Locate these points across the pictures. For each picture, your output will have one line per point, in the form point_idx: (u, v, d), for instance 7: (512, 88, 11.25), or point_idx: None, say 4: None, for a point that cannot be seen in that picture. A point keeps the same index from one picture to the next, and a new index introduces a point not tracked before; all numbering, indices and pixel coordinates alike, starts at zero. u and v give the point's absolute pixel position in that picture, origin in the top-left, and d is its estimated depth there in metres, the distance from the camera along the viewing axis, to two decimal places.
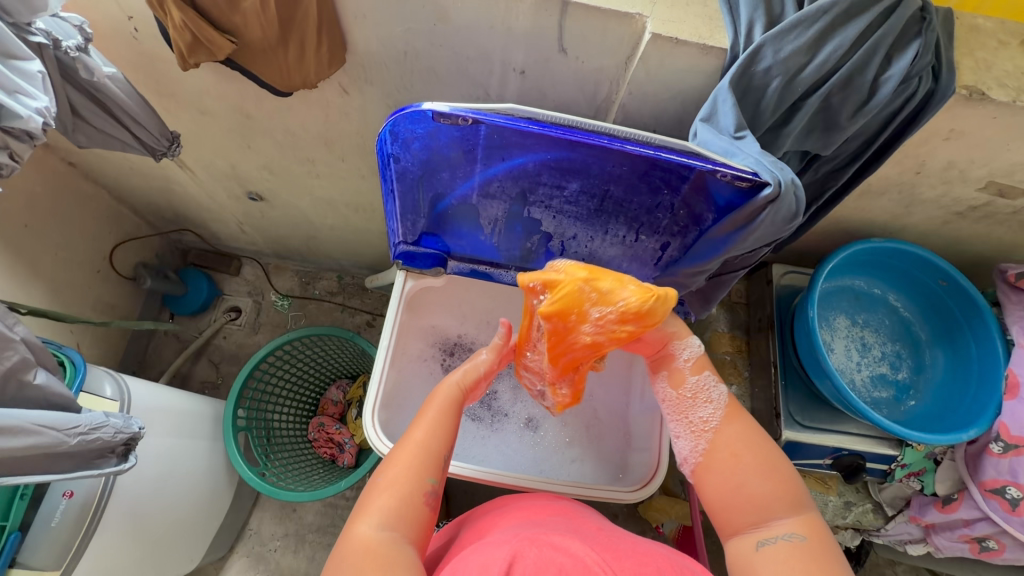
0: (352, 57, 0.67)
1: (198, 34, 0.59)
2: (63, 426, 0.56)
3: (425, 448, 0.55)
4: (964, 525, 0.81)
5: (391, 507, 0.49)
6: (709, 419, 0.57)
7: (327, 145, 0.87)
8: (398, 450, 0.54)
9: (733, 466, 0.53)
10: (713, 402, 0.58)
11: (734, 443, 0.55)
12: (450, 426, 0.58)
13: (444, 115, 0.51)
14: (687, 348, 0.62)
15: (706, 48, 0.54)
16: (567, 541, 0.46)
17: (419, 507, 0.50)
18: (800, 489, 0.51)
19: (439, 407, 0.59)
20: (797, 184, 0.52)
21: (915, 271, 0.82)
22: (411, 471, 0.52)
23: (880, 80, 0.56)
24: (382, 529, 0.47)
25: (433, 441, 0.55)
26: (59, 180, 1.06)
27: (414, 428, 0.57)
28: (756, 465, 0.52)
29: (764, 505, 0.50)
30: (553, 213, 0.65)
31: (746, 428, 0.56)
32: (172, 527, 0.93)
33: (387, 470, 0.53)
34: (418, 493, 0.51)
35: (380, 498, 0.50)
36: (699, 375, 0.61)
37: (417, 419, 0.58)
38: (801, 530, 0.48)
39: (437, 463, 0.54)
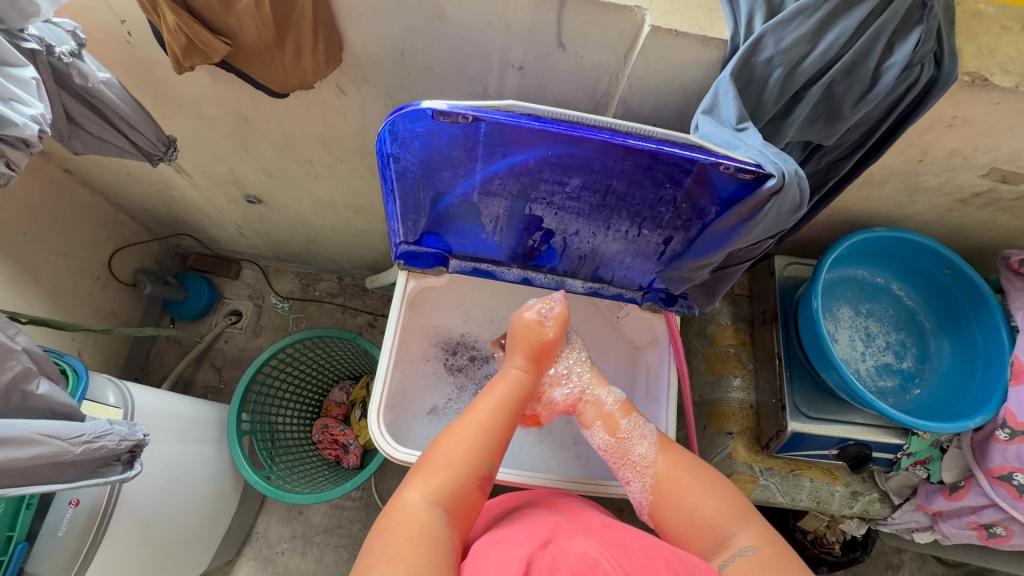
0: (349, 57, 0.67)
1: (193, 37, 0.59)
2: (68, 435, 0.56)
3: (485, 427, 0.60)
4: (972, 512, 0.81)
5: (444, 485, 0.55)
6: (647, 455, 0.65)
7: (326, 146, 0.86)
8: (455, 428, 0.60)
9: (682, 496, 0.62)
10: (647, 437, 0.65)
11: (676, 474, 0.63)
12: (510, 416, 0.63)
13: (443, 114, 0.51)
14: (608, 396, 0.69)
15: (707, 40, 0.54)
16: (581, 540, 0.47)
17: (468, 486, 0.57)
18: (744, 502, 0.61)
19: (505, 390, 0.64)
20: (801, 175, 0.51)
21: (918, 260, 0.82)
22: (472, 453, 0.58)
23: (882, 68, 0.56)
24: (430, 504, 0.53)
25: (494, 426, 0.61)
26: (56, 187, 1.05)
27: (478, 406, 0.62)
28: (699, 490, 0.61)
29: (717, 524, 0.59)
30: (555, 209, 0.64)
31: (678, 455, 0.65)
32: (179, 531, 0.93)
33: (444, 446, 0.58)
34: (473, 476, 0.57)
35: (437, 474, 0.56)
36: (629, 417, 0.67)
37: (481, 397, 0.63)
38: (755, 541, 0.57)
39: (494, 449, 0.60)
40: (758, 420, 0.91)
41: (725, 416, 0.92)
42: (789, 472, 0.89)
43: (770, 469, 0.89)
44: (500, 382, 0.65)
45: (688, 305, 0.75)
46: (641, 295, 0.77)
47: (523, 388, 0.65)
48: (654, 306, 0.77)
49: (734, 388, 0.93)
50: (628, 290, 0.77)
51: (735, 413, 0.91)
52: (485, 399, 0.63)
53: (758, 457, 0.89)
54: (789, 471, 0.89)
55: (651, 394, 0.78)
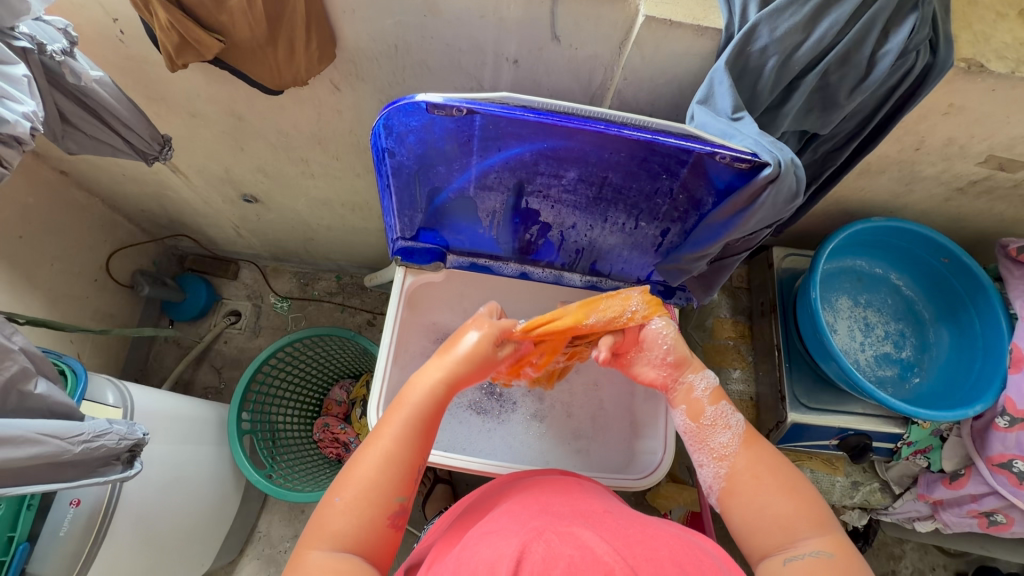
0: (342, 53, 0.66)
1: (185, 34, 0.59)
2: (67, 435, 0.56)
3: (391, 458, 0.52)
4: (972, 501, 0.81)
5: (347, 532, 0.48)
6: (728, 445, 0.55)
7: (321, 144, 0.86)
8: (357, 464, 0.52)
9: (757, 492, 0.52)
10: (733, 428, 0.57)
11: (756, 466, 0.54)
12: (423, 433, 0.54)
13: (438, 107, 0.50)
14: (698, 381, 0.60)
15: (701, 30, 0.54)
16: (576, 530, 0.46)
17: (374, 529, 0.49)
18: (822, 509, 0.51)
19: (411, 413, 0.54)
20: (797, 163, 0.51)
21: (917, 249, 0.82)
22: (376, 489, 0.50)
23: (877, 56, 0.55)
24: (334, 555, 0.47)
25: (402, 456, 0.52)
26: (52, 189, 1.05)
27: (382, 430, 0.54)
28: (780, 489, 0.52)
29: (790, 526, 0.50)
30: (551, 202, 0.64)
31: (763, 451, 0.55)
32: (180, 530, 0.92)
33: (342, 489, 0.50)
34: (382, 516, 0.50)
35: (337, 521, 0.49)
36: (716, 405, 0.59)
37: (386, 420, 0.54)
38: (830, 548, 0.48)
39: (406, 480, 0.52)
40: (758, 411, 0.91)
41: None
42: (789, 463, 0.89)
43: None
44: (409, 396, 0.55)
45: (687, 297, 0.75)
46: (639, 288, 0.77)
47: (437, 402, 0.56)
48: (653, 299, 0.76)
49: (735, 380, 0.93)
50: (626, 283, 0.77)
51: (735, 405, 0.92)
52: (390, 419, 0.54)
53: None
54: (789, 462, 0.89)
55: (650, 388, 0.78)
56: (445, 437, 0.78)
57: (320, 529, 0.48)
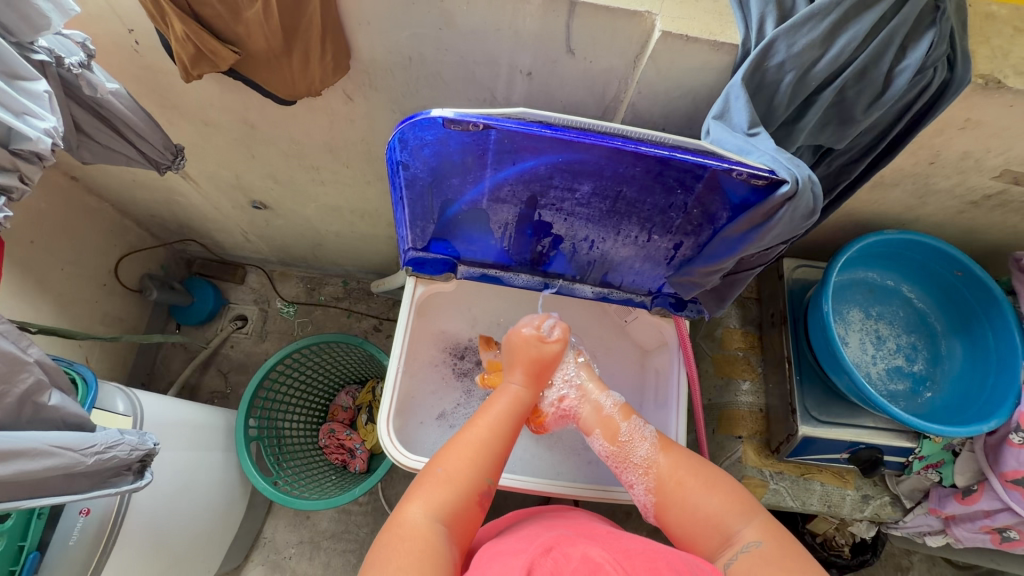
0: (356, 64, 0.66)
1: (201, 46, 0.59)
2: (79, 446, 0.56)
3: (484, 443, 0.58)
4: (985, 516, 0.81)
5: (445, 500, 0.53)
6: (647, 457, 0.63)
7: (332, 152, 0.86)
8: (450, 447, 0.58)
9: (685, 492, 0.59)
10: (648, 438, 0.64)
11: (679, 472, 0.61)
12: (513, 430, 0.61)
13: (454, 122, 0.50)
14: (607, 399, 0.68)
15: (718, 45, 0.53)
16: (581, 545, 0.46)
17: (467, 504, 0.54)
18: (746, 497, 0.58)
19: (506, 409, 0.62)
20: (814, 180, 0.51)
21: (928, 262, 0.82)
22: (472, 469, 0.56)
23: (895, 71, 0.55)
24: (432, 521, 0.51)
25: (492, 442, 0.59)
26: (63, 195, 1.05)
27: (478, 419, 0.61)
28: (703, 487, 0.59)
29: (720, 522, 0.56)
30: (564, 215, 0.64)
31: (681, 456, 0.62)
32: (188, 540, 0.92)
33: (444, 462, 0.57)
34: (475, 492, 0.55)
35: (438, 489, 0.54)
36: (629, 420, 0.66)
37: (481, 414, 0.61)
38: (759, 535, 0.54)
39: (494, 464, 0.58)
40: (767, 423, 0.90)
41: (734, 420, 0.92)
42: (799, 476, 0.88)
43: (781, 473, 0.88)
44: (500, 399, 0.63)
45: (698, 310, 0.74)
46: (650, 300, 0.76)
47: (522, 404, 0.63)
48: (664, 311, 0.76)
49: (744, 391, 0.93)
50: (637, 295, 0.77)
51: (745, 416, 0.91)
52: (483, 415, 0.61)
53: (768, 461, 0.88)
54: (799, 475, 0.88)
55: (660, 401, 0.77)
56: None
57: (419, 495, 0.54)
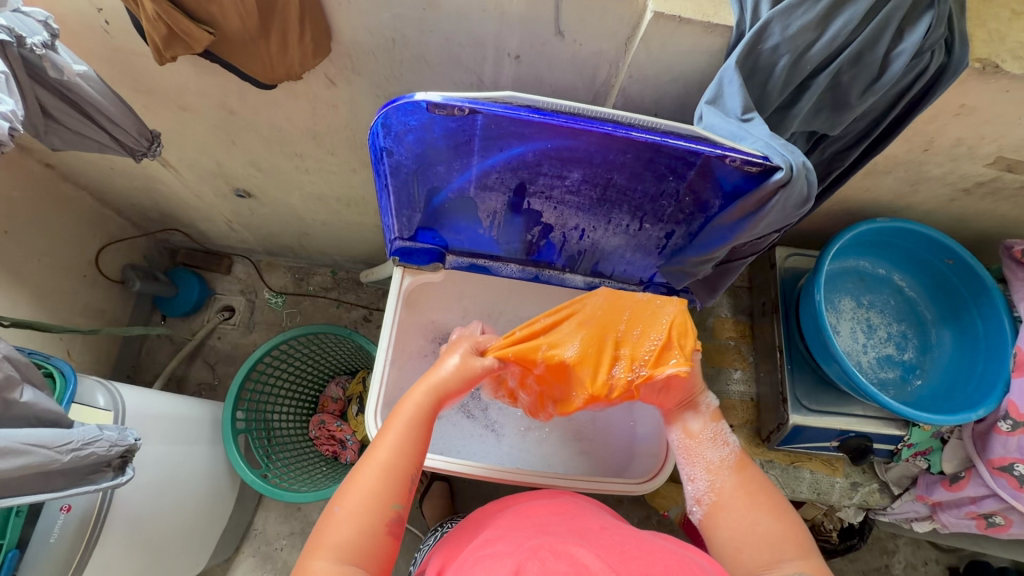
0: (337, 46, 0.64)
1: (173, 26, 0.56)
2: (55, 443, 0.54)
3: (389, 466, 0.53)
4: (971, 502, 0.81)
5: (349, 541, 0.48)
6: (721, 461, 0.60)
7: (316, 139, 0.84)
8: (353, 477, 0.53)
9: (746, 508, 0.56)
10: (727, 446, 0.61)
11: (749, 485, 0.58)
12: (416, 439, 0.56)
13: (438, 106, 0.48)
14: (707, 397, 0.65)
15: (711, 27, 0.52)
16: (572, 547, 0.45)
17: (374, 538, 0.49)
18: (804, 537, 0.54)
19: (408, 425, 0.57)
20: (808, 167, 0.49)
21: (920, 251, 0.81)
22: (374, 499, 0.51)
23: (891, 55, 0.54)
24: (339, 565, 0.47)
25: (396, 466, 0.54)
26: (38, 183, 1.02)
27: (380, 441, 0.56)
28: (766, 510, 0.55)
29: (780, 548, 0.52)
30: (554, 203, 0.62)
31: (753, 475, 0.59)
32: (174, 534, 0.91)
33: (341, 499, 0.51)
34: (381, 523, 0.50)
35: (341, 530, 0.49)
36: (715, 423, 0.64)
37: (376, 441, 0.56)
38: (811, 572, 0.50)
39: (403, 487, 0.53)
40: (758, 412, 0.90)
41: (725, 410, 0.91)
42: (789, 464, 0.88)
43: (771, 461, 0.88)
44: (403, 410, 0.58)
45: (690, 299, 0.73)
46: (642, 289, 0.75)
47: (417, 410, 0.58)
48: None
49: (735, 380, 0.92)
50: (628, 285, 0.76)
51: (736, 405, 0.91)
52: (387, 432, 0.56)
53: (759, 450, 0.88)
54: (789, 463, 0.88)
55: None
56: (439, 442, 0.77)
57: (323, 540, 0.49)
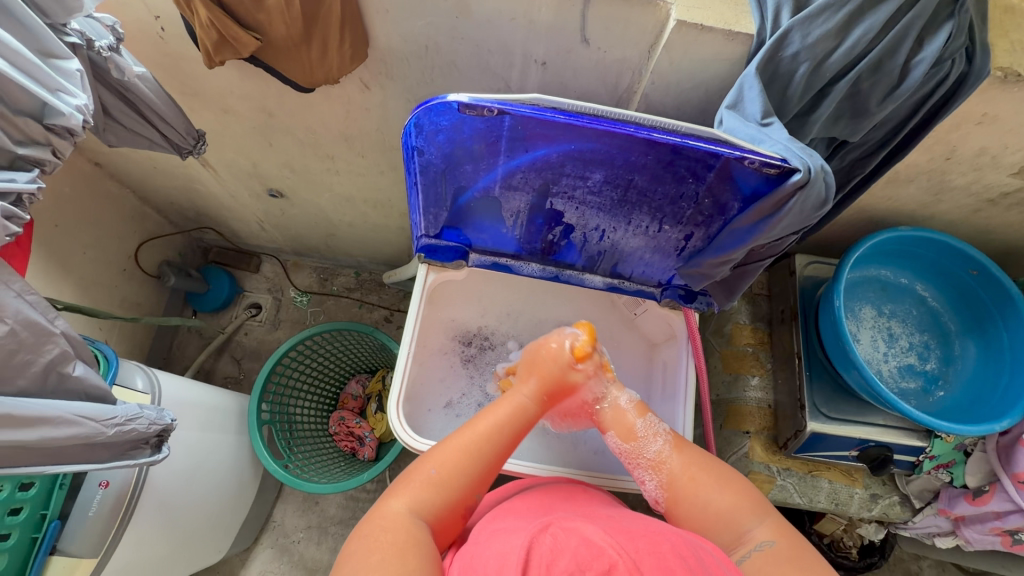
0: (373, 52, 0.68)
1: (224, 32, 0.61)
2: (101, 417, 0.58)
3: (479, 454, 0.59)
4: (995, 518, 0.80)
5: (430, 500, 0.54)
6: (662, 453, 0.63)
7: (348, 141, 0.88)
8: (445, 445, 0.59)
9: (696, 492, 0.60)
10: (662, 435, 0.64)
11: (692, 470, 0.62)
12: (510, 439, 0.62)
13: (468, 107, 0.51)
14: (623, 396, 0.68)
15: (732, 35, 0.54)
16: (583, 525, 0.46)
17: (451, 505, 0.55)
18: (758, 497, 0.59)
19: (509, 417, 0.63)
20: (826, 170, 0.50)
21: (943, 261, 0.81)
22: (463, 476, 0.57)
23: (911, 63, 0.55)
24: (413, 516, 0.52)
25: (486, 446, 0.60)
26: (86, 180, 1.08)
27: (477, 423, 0.61)
28: (714, 483, 0.60)
29: (738, 521, 0.56)
30: (576, 204, 0.64)
31: (692, 454, 0.63)
32: (203, 515, 0.95)
33: (437, 463, 0.57)
34: (462, 497, 0.56)
35: (424, 489, 0.55)
36: (643, 417, 0.66)
37: (482, 416, 0.62)
38: (771, 535, 0.55)
39: (483, 479, 0.59)
40: (775, 419, 0.90)
41: (742, 416, 0.91)
42: (807, 473, 0.88)
43: (788, 469, 0.88)
44: (505, 404, 0.64)
45: (708, 302, 0.74)
46: (659, 292, 0.76)
47: (526, 413, 0.64)
48: (673, 303, 0.76)
49: (752, 387, 0.92)
50: (647, 287, 0.77)
51: (753, 412, 0.91)
52: (483, 418, 0.61)
53: (776, 457, 0.88)
54: (807, 472, 0.88)
55: (668, 393, 0.77)
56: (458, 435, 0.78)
57: (406, 490, 0.55)
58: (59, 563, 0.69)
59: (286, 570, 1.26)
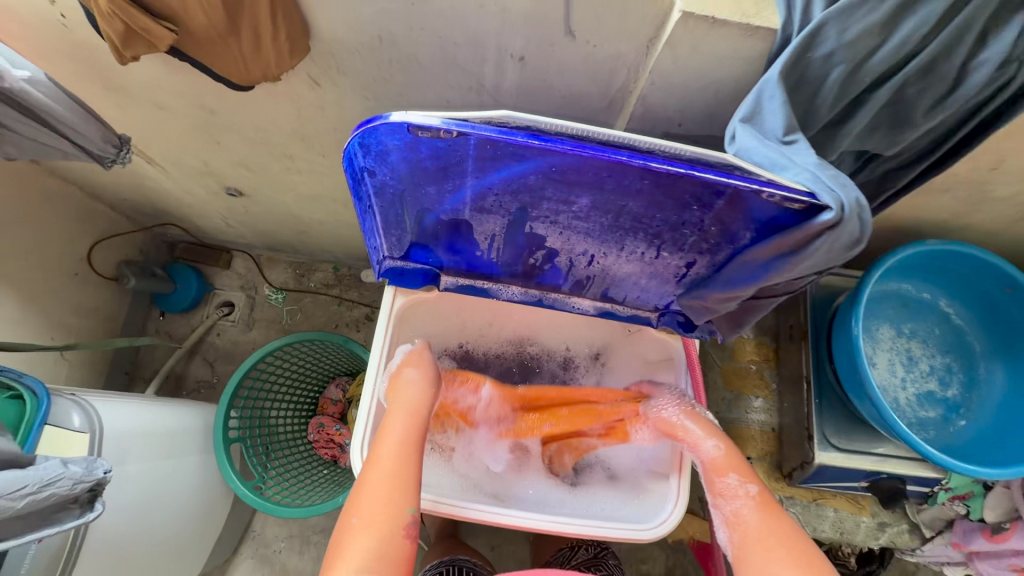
0: (318, 44, 0.56)
1: (129, 22, 0.50)
2: (9, 488, 0.50)
3: (396, 469, 0.53)
4: (1014, 555, 0.74)
5: (369, 550, 0.48)
6: (740, 510, 0.56)
7: (304, 140, 0.77)
8: (365, 485, 0.52)
9: (766, 559, 0.50)
10: (749, 495, 0.56)
11: (783, 528, 0.52)
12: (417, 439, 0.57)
13: (422, 128, 0.42)
14: (710, 445, 0.62)
15: (751, 30, 0.43)
16: None
17: (394, 545, 0.49)
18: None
19: (407, 422, 0.58)
20: (863, 204, 0.41)
21: (974, 277, 0.72)
22: (387, 501, 0.51)
23: (970, 65, 0.45)
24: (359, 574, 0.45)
25: (405, 467, 0.54)
26: (21, 179, 0.98)
27: (378, 451, 0.55)
28: (787, 563, 0.49)
29: None
30: (559, 229, 0.55)
31: (779, 523, 0.53)
32: (163, 548, 0.89)
33: (358, 508, 0.50)
34: (399, 527, 0.50)
35: (360, 541, 0.48)
36: (723, 477, 0.59)
37: (379, 443, 0.56)
38: None
39: (411, 487, 0.53)
40: (780, 444, 0.84)
41: (743, 440, 0.85)
42: (811, 501, 0.81)
43: (791, 498, 0.81)
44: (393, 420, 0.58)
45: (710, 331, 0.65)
46: (656, 317, 0.68)
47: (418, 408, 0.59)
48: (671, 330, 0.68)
49: (755, 409, 0.85)
50: (641, 311, 0.68)
51: (755, 437, 0.84)
52: (386, 437, 0.56)
53: (778, 485, 0.82)
54: (811, 500, 0.82)
55: None
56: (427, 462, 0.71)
57: (341, 556, 0.47)
58: None
59: None
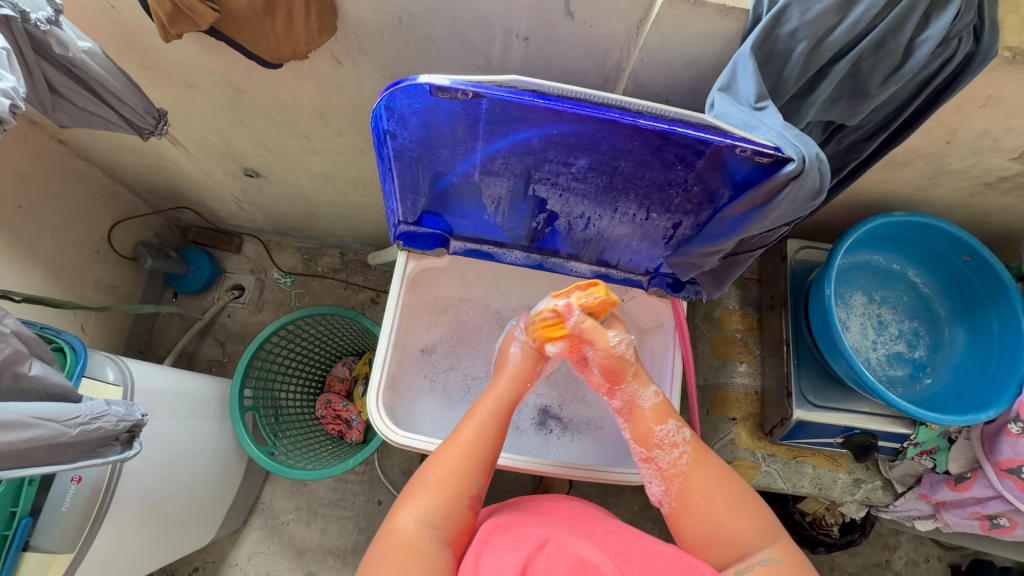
0: (343, 25, 0.63)
1: (178, 2, 0.56)
2: (62, 417, 0.56)
3: (473, 447, 0.60)
4: (976, 503, 0.81)
5: (439, 505, 0.56)
6: (678, 461, 0.62)
7: (322, 119, 0.83)
8: (446, 449, 0.60)
9: (708, 506, 0.59)
10: (683, 444, 0.63)
11: (712, 474, 0.61)
12: (498, 430, 0.63)
13: (442, 89, 0.48)
14: (648, 393, 0.66)
15: (727, 10, 0.50)
16: (578, 542, 0.49)
17: (461, 511, 0.57)
18: (769, 520, 0.58)
19: (494, 411, 0.64)
20: (821, 158, 0.48)
21: (936, 246, 0.79)
22: (460, 471, 0.58)
23: (916, 42, 0.51)
24: (421, 526, 0.54)
25: (482, 447, 0.61)
26: (50, 158, 1.03)
27: (466, 425, 0.63)
28: (728, 508, 0.58)
29: (741, 541, 0.56)
30: (559, 190, 0.61)
31: (713, 467, 0.62)
32: (188, 506, 0.96)
33: (434, 466, 0.59)
34: (463, 496, 0.57)
35: (429, 494, 0.56)
36: (664, 423, 0.65)
37: (469, 417, 0.63)
38: (776, 554, 0.54)
39: (483, 466, 0.60)
40: (762, 406, 0.90)
41: (729, 402, 0.91)
42: (792, 459, 0.88)
43: (773, 456, 0.88)
44: (482, 407, 0.64)
45: (696, 291, 0.72)
46: (647, 279, 0.74)
47: (503, 403, 0.65)
48: (661, 291, 0.74)
49: (740, 373, 0.91)
50: (634, 274, 0.75)
51: (740, 399, 0.90)
52: (472, 417, 0.63)
53: (761, 443, 0.88)
54: (791, 458, 0.88)
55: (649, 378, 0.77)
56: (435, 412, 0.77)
57: (410, 500, 0.56)
58: (34, 558, 0.68)
59: (276, 550, 1.27)
